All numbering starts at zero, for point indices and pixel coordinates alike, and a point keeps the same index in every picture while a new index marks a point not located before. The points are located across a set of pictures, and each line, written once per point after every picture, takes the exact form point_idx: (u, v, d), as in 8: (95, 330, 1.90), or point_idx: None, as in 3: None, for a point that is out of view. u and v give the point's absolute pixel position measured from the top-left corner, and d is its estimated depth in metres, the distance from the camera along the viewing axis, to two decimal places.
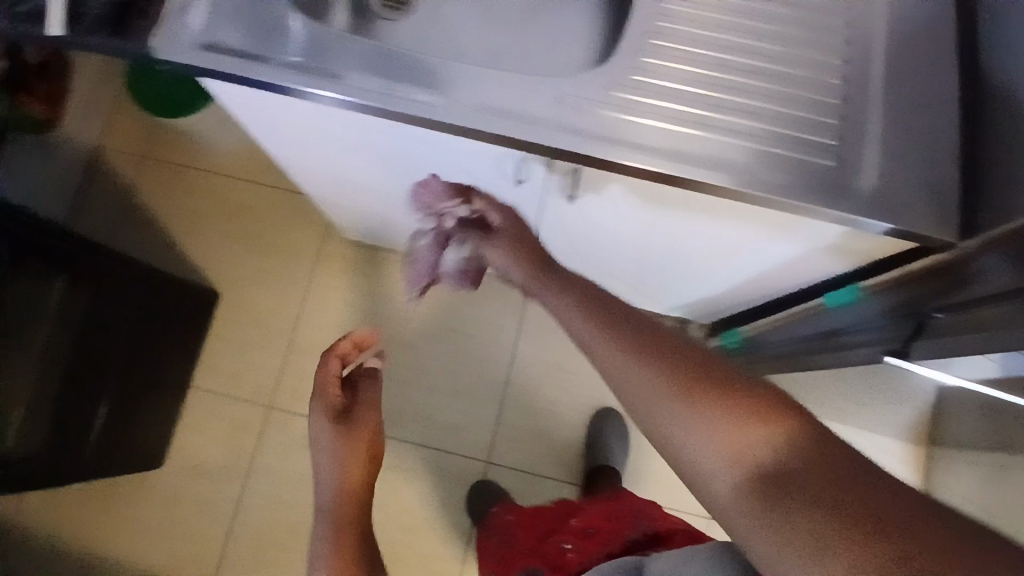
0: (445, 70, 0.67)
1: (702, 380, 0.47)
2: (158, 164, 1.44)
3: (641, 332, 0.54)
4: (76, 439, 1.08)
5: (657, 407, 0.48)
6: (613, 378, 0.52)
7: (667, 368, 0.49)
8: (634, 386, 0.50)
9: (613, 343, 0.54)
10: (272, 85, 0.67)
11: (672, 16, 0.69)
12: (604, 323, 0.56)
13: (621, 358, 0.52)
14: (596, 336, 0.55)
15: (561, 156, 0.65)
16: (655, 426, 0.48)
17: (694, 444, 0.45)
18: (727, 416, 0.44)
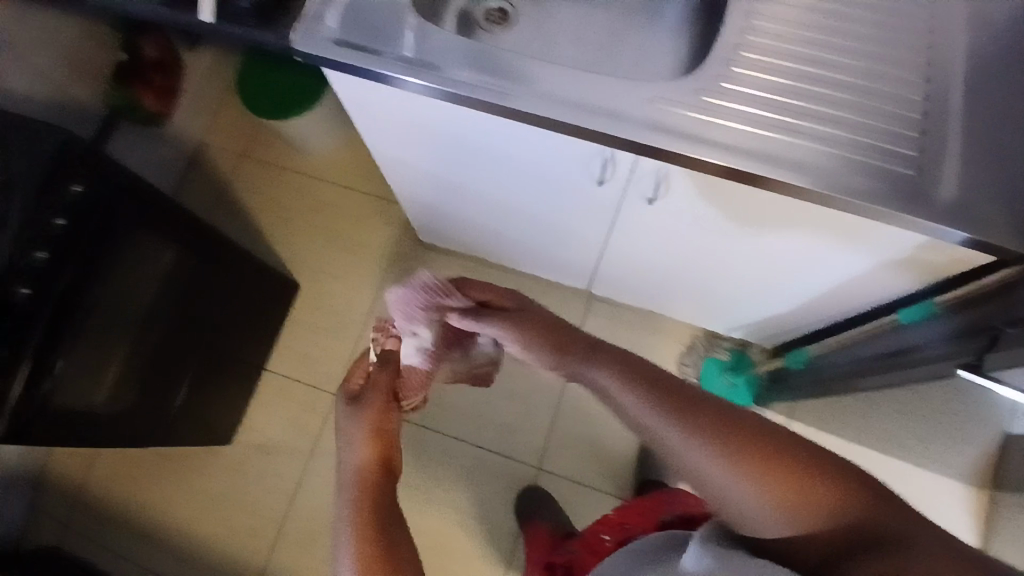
0: (542, 69, 0.73)
1: (742, 444, 0.52)
2: (253, 163, 1.57)
3: (674, 395, 0.58)
4: (158, 404, 1.14)
5: (707, 473, 0.53)
6: (657, 443, 0.57)
7: (711, 435, 0.53)
8: (688, 451, 0.54)
9: (651, 410, 0.58)
10: (386, 76, 0.76)
11: (758, 33, 0.74)
12: (642, 386, 0.60)
13: (663, 425, 0.56)
14: (632, 403, 0.59)
15: (644, 152, 0.71)
16: (709, 491, 0.53)
17: (747, 508, 0.51)
18: (779, 486, 0.50)
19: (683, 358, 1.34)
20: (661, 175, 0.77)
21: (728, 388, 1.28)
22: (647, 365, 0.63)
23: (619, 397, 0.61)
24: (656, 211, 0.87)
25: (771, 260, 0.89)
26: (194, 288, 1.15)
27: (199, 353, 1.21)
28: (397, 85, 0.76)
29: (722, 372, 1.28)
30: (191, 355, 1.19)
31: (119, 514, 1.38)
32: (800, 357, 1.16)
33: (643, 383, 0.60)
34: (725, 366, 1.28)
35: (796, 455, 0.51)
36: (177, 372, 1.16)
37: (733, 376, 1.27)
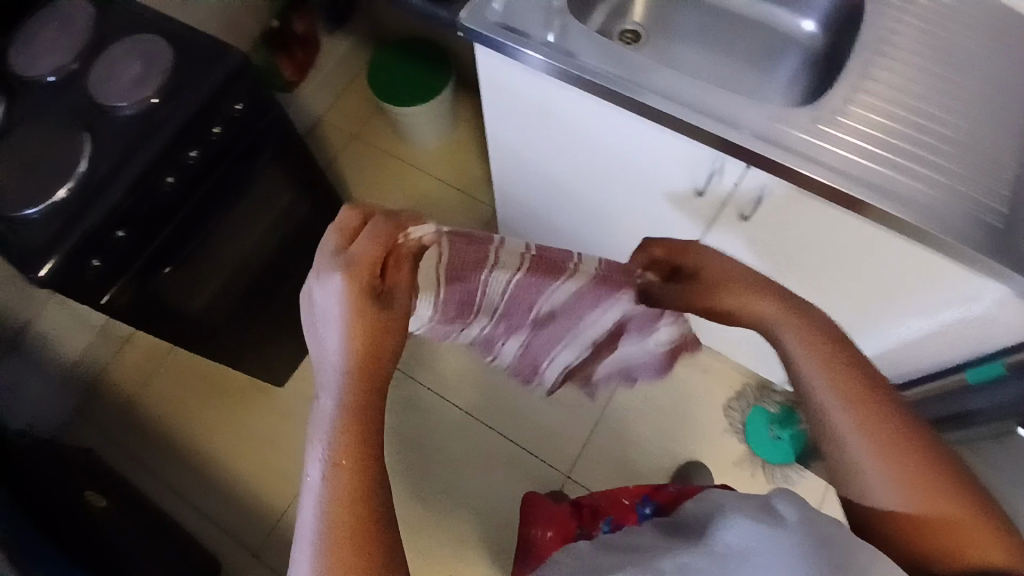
0: (672, 76, 0.83)
1: (905, 450, 0.53)
2: (360, 143, 1.70)
3: (856, 376, 0.56)
4: (238, 329, 1.24)
5: (859, 466, 0.54)
6: (818, 416, 0.56)
7: (883, 440, 0.53)
8: (851, 440, 0.54)
9: (829, 387, 0.56)
10: (529, 55, 0.85)
11: (874, 83, 0.83)
12: (832, 366, 0.56)
13: (838, 410, 0.55)
14: (814, 375, 0.56)
15: (752, 162, 0.80)
16: (849, 478, 0.55)
17: (881, 508, 0.54)
18: (927, 500, 0.52)
19: (731, 402, 1.40)
20: (764, 192, 0.85)
21: (772, 441, 1.34)
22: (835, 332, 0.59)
23: (800, 365, 0.58)
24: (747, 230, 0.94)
25: (850, 300, 0.95)
26: (298, 232, 1.26)
27: (284, 293, 1.31)
28: (526, 61, 0.87)
29: (768, 424, 1.35)
30: (273, 290, 1.28)
31: (163, 432, 1.46)
32: None
33: (829, 357, 0.57)
34: (771, 418, 1.35)
35: (952, 480, 0.53)
36: (258, 304, 1.26)
37: (779, 431, 1.33)
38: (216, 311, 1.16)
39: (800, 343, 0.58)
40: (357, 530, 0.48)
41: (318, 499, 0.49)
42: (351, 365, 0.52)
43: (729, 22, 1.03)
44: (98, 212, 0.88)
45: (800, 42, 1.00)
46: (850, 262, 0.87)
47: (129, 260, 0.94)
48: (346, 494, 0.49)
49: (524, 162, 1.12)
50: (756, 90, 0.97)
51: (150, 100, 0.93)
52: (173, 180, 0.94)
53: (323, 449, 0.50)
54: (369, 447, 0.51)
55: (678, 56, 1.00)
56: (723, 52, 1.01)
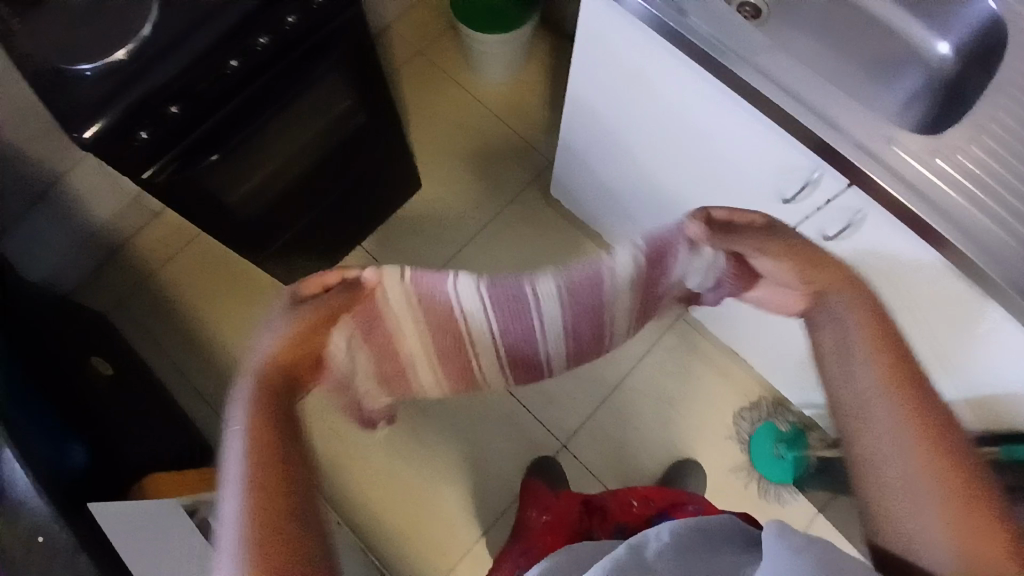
0: (784, 63, 0.76)
1: (960, 485, 0.54)
2: (425, 62, 1.63)
3: (915, 387, 0.58)
4: (270, 229, 1.21)
5: (899, 483, 0.56)
6: (870, 433, 0.58)
7: (931, 458, 0.55)
8: (901, 457, 0.56)
9: (899, 414, 0.57)
10: (635, 2, 0.77)
11: (1005, 124, 0.76)
12: (900, 384, 0.59)
13: (890, 418, 0.57)
14: (879, 389, 0.59)
15: (853, 178, 0.74)
16: (881, 497, 0.57)
17: (918, 529, 0.54)
18: (968, 534, 0.52)
19: (742, 411, 1.37)
20: (856, 216, 0.79)
21: (774, 459, 1.32)
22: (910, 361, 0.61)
23: (863, 366, 0.61)
24: None
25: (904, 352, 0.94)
26: (349, 142, 1.21)
27: (325, 203, 1.28)
28: (625, 5, 0.79)
29: (774, 442, 1.32)
30: (314, 196, 1.25)
31: (176, 314, 1.45)
32: None
33: (901, 378, 0.59)
34: (779, 436, 1.32)
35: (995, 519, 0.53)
36: (295, 207, 1.22)
37: (784, 450, 1.30)
38: (252, 208, 1.14)
39: (871, 355, 0.61)
40: (276, 509, 0.51)
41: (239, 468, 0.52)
42: (274, 362, 0.63)
43: (857, 20, 0.94)
44: (155, 82, 0.83)
45: (929, 64, 0.92)
46: (918, 305, 0.84)
47: (177, 137, 0.90)
48: (266, 496, 0.51)
49: (599, 123, 1.05)
50: (869, 101, 0.89)
51: None
52: (236, 64, 0.89)
53: (241, 426, 0.55)
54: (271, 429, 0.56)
55: (793, 45, 0.92)
56: (843, 52, 0.92)
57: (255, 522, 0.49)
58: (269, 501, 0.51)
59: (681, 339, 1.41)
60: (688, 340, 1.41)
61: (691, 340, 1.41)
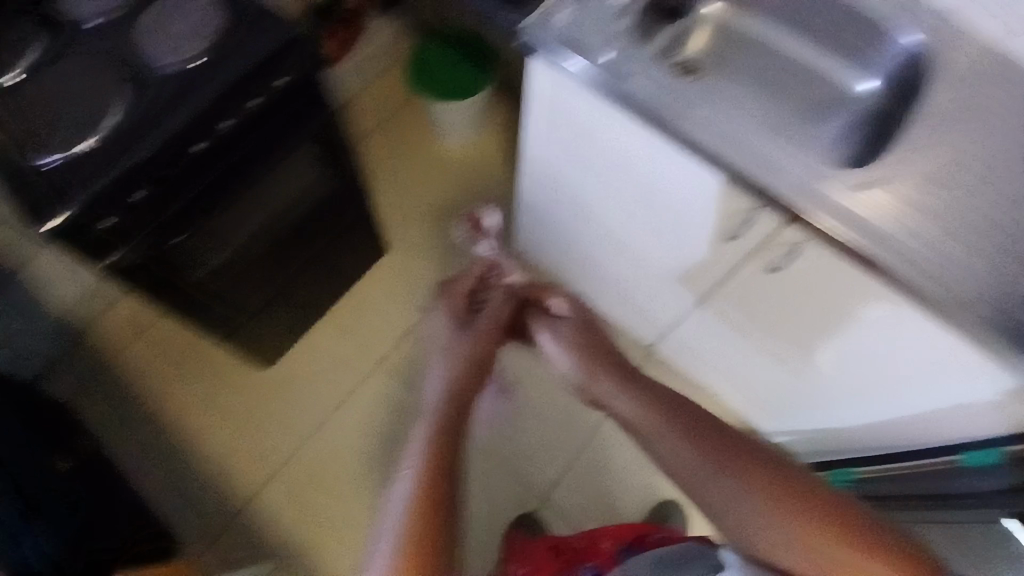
0: (718, 113, 0.83)
1: (767, 484, 0.70)
2: (389, 129, 1.69)
3: (696, 429, 0.76)
4: (237, 301, 1.22)
5: (730, 503, 0.71)
6: (692, 474, 0.74)
7: (734, 472, 0.72)
8: (714, 484, 0.72)
9: (694, 451, 0.74)
10: (582, 74, 0.85)
11: (925, 156, 0.83)
12: (681, 427, 0.77)
13: (692, 458, 0.74)
14: (670, 442, 0.76)
15: (787, 213, 0.80)
16: (725, 514, 0.71)
17: (763, 533, 0.68)
18: (793, 516, 0.67)
19: None
20: (795, 248, 0.85)
21: None
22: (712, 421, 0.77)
23: (652, 432, 0.79)
24: (771, 281, 0.94)
25: (857, 374, 0.98)
26: (316, 211, 1.25)
27: (291, 271, 1.30)
28: (575, 78, 0.86)
29: None
30: (281, 267, 1.27)
31: (145, 394, 1.43)
32: (846, 476, 1.15)
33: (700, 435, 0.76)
34: None
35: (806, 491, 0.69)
36: (262, 279, 1.24)
37: None
38: (219, 282, 1.15)
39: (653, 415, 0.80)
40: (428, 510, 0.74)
41: (405, 504, 0.74)
42: (443, 405, 0.87)
43: (787, 67, 1.02)
44: (122, 169, 0.86)
45: (857, 101, 0.99)
46: (858, 326, 0.89)
47: (145, 219, 0.93)
48: (422, 506, 0.74)
49: (553, 178, 1.11)
50: (804, 140, 0.97)
51: (191, 63, 0.92)
52: (202, 147, 0.93)
53: (411, 475, 0.76)
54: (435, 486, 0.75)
55: (730, 96, 1.00)
56: (776, 97, 1.00)
57: (409, 538, 0.72)
58: (426, 503, 0.74)
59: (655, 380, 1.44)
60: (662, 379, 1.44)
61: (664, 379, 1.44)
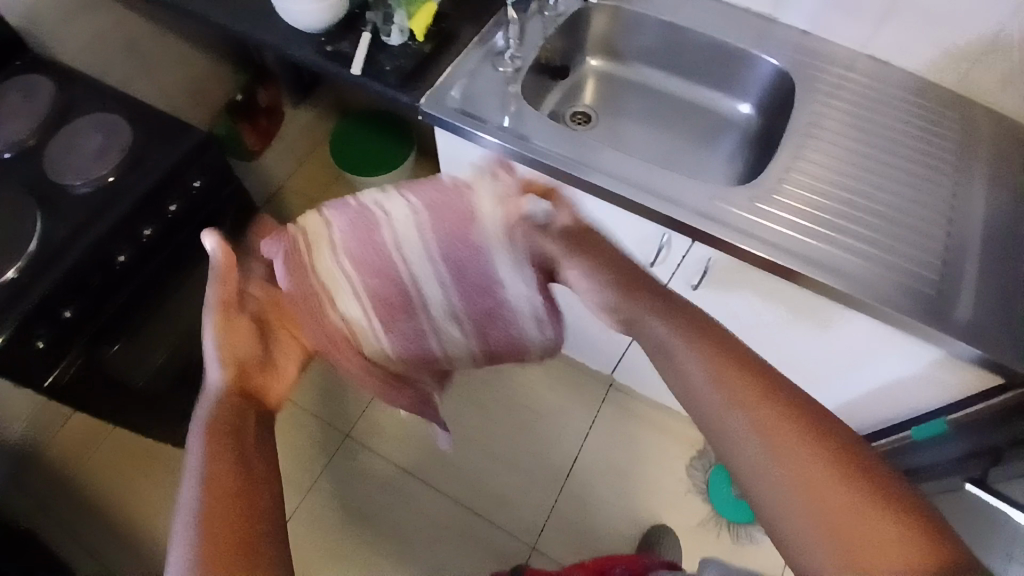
0: (616, 157, 0.88)
1: (820, 455, 0.51)
2: (322, 210, 1.74)
3: (754, 380, 0.55)
4: (182, 402, 1.19)
5: (764, 474, 0.52)
6: (726, 431, 0.54)
7: (779, 434, 0.52)
8: (757, 444, 0.53)
9: (738, 403, 0.54)
10: (482, 137, 0.89)
11: (805, 164, 0.90)
12: (732, 369, 0.56)
13: (738, 415, 0.54)
14: (716, 392, 0.56)
15: (693, 236, 0.84)
16: (757, 489, 0.52)
17: (800, 523, 0.49)
18: (842, 497, 0.49)
19: (693, 462, 1.40)
20: (709, 264, 0.89)
21: (734, 501, 1.34)
22: (753, 360, 0.57)
23: (689, 365, 0.58)
24: (697, 299, 0.99)
25: (790, 372, 1.03)
26: None
27: None
28: (481, 143, 0.90)
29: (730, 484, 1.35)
30: None
31: (98, 516, 1.37)
32: None
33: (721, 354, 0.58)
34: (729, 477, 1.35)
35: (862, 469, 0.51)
36: (207, 376, 1.22)
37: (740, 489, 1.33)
38: (160, 386, 1.13)
39: (705, 357, 0.58)
40: (224, 510, 0.47)
41: (190, 503, 0.48)
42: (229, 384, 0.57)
43: (674, 102, 1.11)
44: (43, 290, 0.85)
45: (739, 124, 1.08)
46: (779, 327, 0.94)
47: (75, 335, 0.92)
48: (211, 508, 0.47)
49: None
50: (698, 167, 1.05)
51: (106, 177, 0.94)
52: (124, 257, 0.94)
53: (192, 477, 0.49)
54: (235, 441, 0.52)
55: (627, 137, 1.08)
56: (668, 132, 1.09)
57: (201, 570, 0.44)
58: (218, 509, 0.47)
59: (618, 409, 1.47)
60: (625, 406, 1.47)
61: (625, 407, 1.47)
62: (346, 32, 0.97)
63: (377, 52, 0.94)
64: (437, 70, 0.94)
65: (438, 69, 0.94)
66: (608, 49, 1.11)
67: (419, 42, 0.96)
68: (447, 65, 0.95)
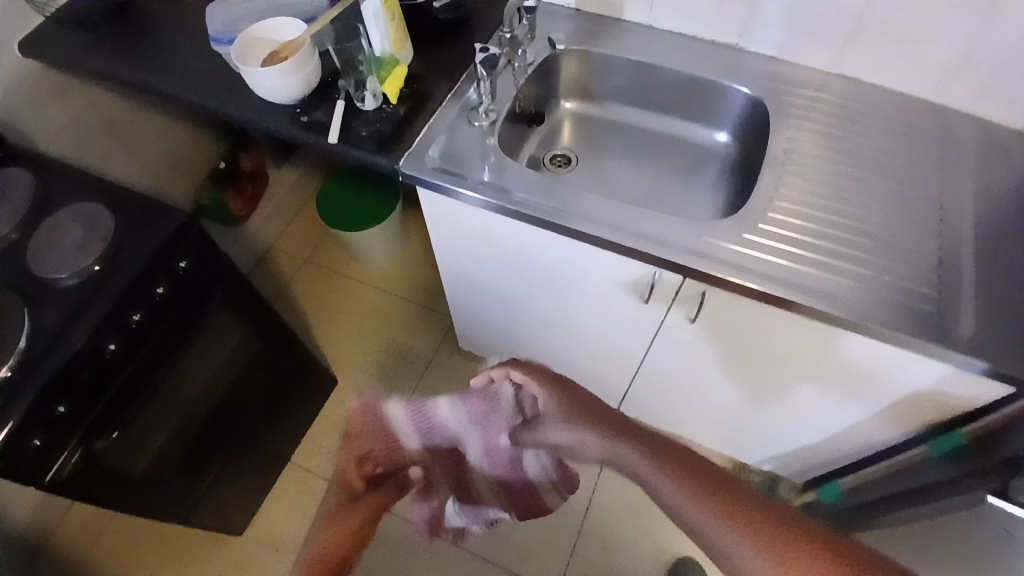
0: (600, 202, 0.88)
1: (787, 542, 0.54)
2: (313, 268, 1.74)
3: (705, 480, 0.57)
4: (186, 481, 1.17)
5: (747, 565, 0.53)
6: (699, 534, 0.56)
7: (745, 527, 0.55)
8: (730, 541, 0.54)
9: (699, 503, 0.56)
10: (464, 194, 0.90)
11: (788, 190, 0.90)
12: (681, 471, 0.58)
13: (704, 516, 0.56)
14: (677, 496, 0.57)
15: (684, 274, 0.84)
16: None
17: None
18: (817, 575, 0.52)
19: None
20: (703, 298, 0.89)
21: None
22: (696, 458, 0.59)
23: (645, 473, 0.58)
24: (694, 331, 0.99)
25: (796, 396, 1.02)
26: (249, 369, 1.24)
27: (238, 435, 1.27)
28: (466, 201, 0.91)
29: None
30: (227, 434, 1.24)
31: None
32: (832, 491, 1.19)
33: (734, 512, 0.55)
34: None
35: (825, 541, 0.54)
36: (209, 451, 1.21)
37: None
38: (162, 469, 1.11)
39: (657, 462, 0.58)
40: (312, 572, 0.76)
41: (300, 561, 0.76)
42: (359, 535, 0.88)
43: (651, 137, 1.12)
44: (36, 389, 0.84)
45: (718, 153, 1.09)
46: (779, 354, 0.93)
47: (71, 430, 0.90)
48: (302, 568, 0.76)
49: (473, 283, 1.16)
50: (682, 199, 1.05)
51: (92, 268, 0.93)
52: (115, 346, 0.93)
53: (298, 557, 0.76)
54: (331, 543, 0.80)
55: (609, 175, 1.09)
56: (648, 166, 1.09)
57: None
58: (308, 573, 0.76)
59: None
60: None
61: None
62: (319, 101, 0.97)
63: (352, 118, 0.95)
64: (413, 130, 0.94)
65: (414, 129, 0.94)
66: (580, 92, 1.12)
67: (393, 105, 0.96)
68: (423, 124, 0.95)
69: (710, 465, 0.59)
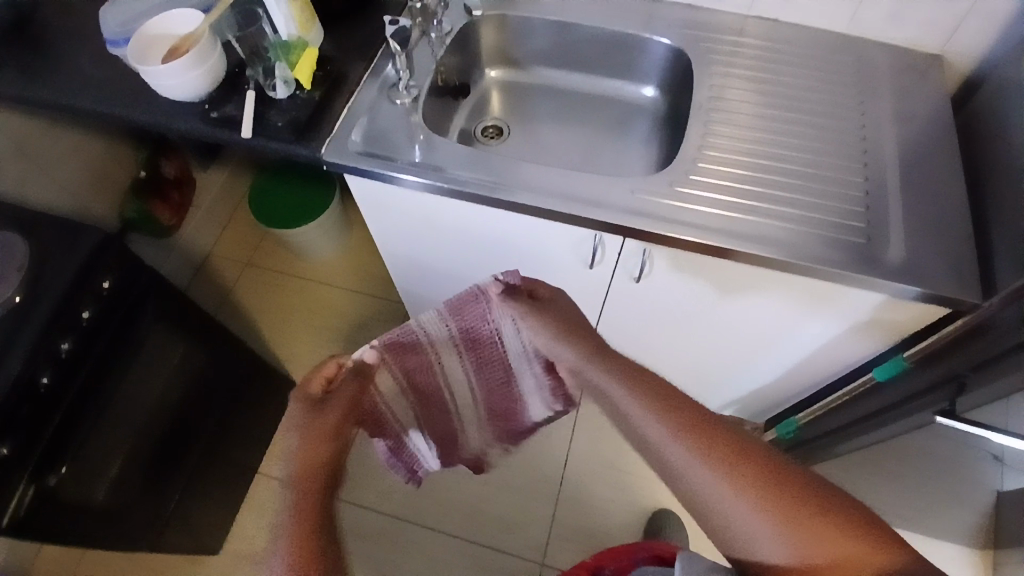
0: (532, 169, 0.86)
1: (737, 459, 0.58)
2: (257, 270, 1.69)
3: (672, 404, 0.62)
4: (149, 505, 1.13)
5: (692, 479, 0.58)
6: (655, 449, 0.61)
7: (697, 443, 0.59)
8: (681, 455, 0.59)
9: (660, 423, 0.61)
10: (394, 177, 0.87)
11: (717, 138, 0.90)
12: (646, 394, 0.63)
13: (663, 433, 0.60)
14: (642, 415, 0.62)
15: (624, 233, 0.83)
16: (692, 492, 0.58)
17: (729, 517, 0.56)
18: (755, 487, 0.56)
19: None
20: (645, 255, 0.89)
21: None
22: (671, 389, 0.64)
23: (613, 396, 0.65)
24: (642, 288, 0.99)
25: (746, 340, 1.04)
26: (197, 383, 1.20)
27: (197, 452, 1.23)
28: (401, 184, 0.87)
29: None
30: (185, 453, 1.20)
31: None
32: (790, 427, 1.23)
33: (690, 428, 0.60)
34: None
35: (772, 461, 0.58)
36: (168, 472, 1.16)
37: None
38: (121, 498, 1.06)
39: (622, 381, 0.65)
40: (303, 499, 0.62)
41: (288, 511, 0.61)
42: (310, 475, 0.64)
43: (579, 98, 1.10)
44: None
45: (646, 108, 1.08)
46: (724, 301, 0.94)
47: (15, 472, 0.85)
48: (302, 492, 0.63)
49: (418, 266, 1.13)
50: (616, 158, 1.04)
51: (12, 299, 0.86)
52: (49, 379, 0.87)
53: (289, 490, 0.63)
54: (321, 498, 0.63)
55: (541, 141, 1.07)
56: (579, 128, 1.08)
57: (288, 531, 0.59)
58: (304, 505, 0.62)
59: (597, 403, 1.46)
60: None
61: None
62: (228, 95, 0.92)
63: (264, 109, 0.90)
64: (331, 115, 0.90)
65: (332, 115, 0.90)
66: (504, 59, 1.09)
67: (307, 91, 0.92)
68: (340, 109, 0.91)
69: (680, 393, 0.64)
